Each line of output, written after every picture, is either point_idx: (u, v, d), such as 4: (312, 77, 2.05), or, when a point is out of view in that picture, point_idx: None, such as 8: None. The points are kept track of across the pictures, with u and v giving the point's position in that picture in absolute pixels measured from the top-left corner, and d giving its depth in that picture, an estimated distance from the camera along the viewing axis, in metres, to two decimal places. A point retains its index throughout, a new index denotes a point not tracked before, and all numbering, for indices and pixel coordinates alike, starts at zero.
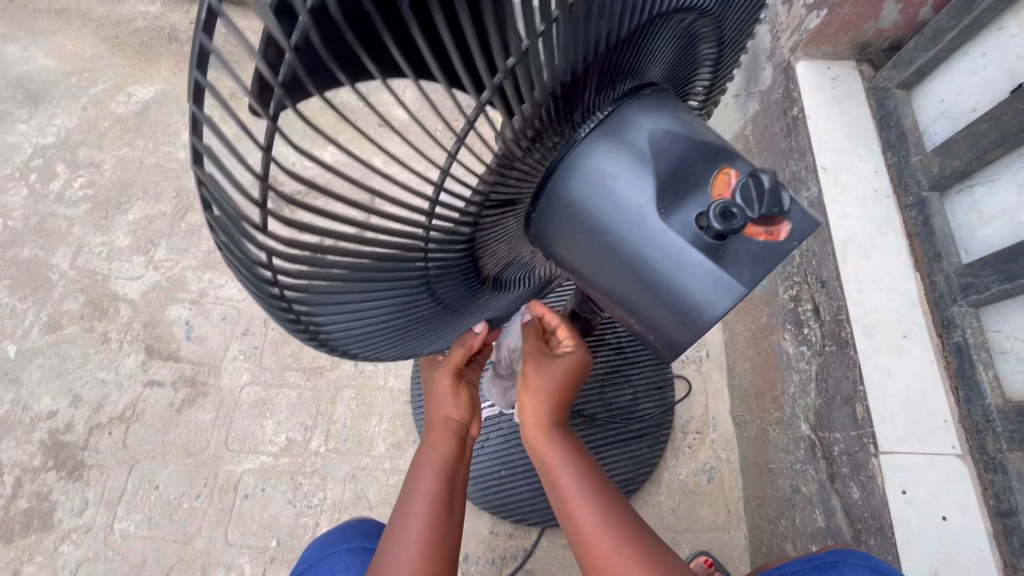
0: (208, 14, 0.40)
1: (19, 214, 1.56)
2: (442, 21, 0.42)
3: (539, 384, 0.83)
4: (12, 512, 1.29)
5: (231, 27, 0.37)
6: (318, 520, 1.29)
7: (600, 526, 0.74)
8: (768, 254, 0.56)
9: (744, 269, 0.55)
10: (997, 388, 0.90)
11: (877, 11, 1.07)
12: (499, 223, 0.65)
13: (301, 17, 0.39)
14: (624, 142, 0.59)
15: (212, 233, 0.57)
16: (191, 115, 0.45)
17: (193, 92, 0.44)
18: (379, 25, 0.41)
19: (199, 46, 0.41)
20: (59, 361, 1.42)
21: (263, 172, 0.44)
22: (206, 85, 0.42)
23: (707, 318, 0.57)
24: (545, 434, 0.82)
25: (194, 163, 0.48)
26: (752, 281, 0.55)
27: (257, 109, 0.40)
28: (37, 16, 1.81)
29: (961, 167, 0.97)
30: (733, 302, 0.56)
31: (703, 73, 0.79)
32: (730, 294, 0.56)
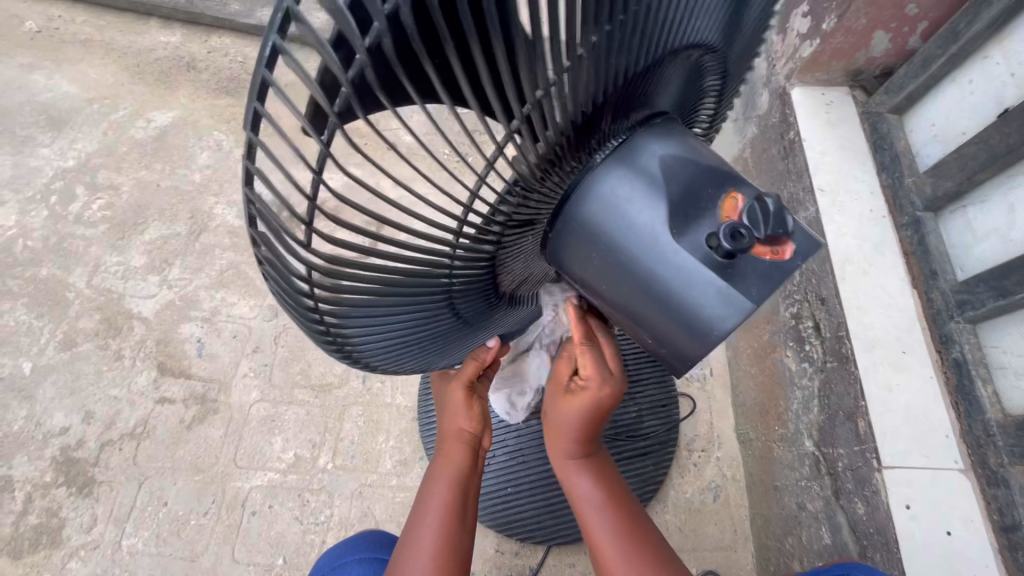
0: (271, 52, 0.45)
1: (39, 234, 1.61)
2: (480, 55, 0.44)
3: (555, 422, 0.83)
4: (22, 528, 1.30)
5: (296, 64, 0.42)
6: (324, 538, 1.30)
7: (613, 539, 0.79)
8: (774, 272, 0.58)
9: (752, 286, 0.57)
10: (996, 403, 0.92)
11: (867, 40, 1.12)
12: (518, 242, 0.68)
13: (358, 55, 0.42)
14: (637, 167, 0.62)
15: (253, 247, 0.62)
16: (247, 140, 0.50)
17: (251, 121, 0.49)
18: (420, 51, 0.43)
19: (261, 81, 0.46)
20: (73, 378, 1.44)
21: (312, 194, 0.48)
22: (265, 115, 0.47)
23: (717, 333, 0.59)
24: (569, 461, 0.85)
25: (244, 185, 0.54)
26: (760, 297, 0.57)
27: (309, 132, 0.44)
28: (62, 46, 1.89)
29: (953, 187, 1.01)
30: (741, 317, 0.58)
31: (708, 103, 0.83)
32: (738, 310, 0.57)
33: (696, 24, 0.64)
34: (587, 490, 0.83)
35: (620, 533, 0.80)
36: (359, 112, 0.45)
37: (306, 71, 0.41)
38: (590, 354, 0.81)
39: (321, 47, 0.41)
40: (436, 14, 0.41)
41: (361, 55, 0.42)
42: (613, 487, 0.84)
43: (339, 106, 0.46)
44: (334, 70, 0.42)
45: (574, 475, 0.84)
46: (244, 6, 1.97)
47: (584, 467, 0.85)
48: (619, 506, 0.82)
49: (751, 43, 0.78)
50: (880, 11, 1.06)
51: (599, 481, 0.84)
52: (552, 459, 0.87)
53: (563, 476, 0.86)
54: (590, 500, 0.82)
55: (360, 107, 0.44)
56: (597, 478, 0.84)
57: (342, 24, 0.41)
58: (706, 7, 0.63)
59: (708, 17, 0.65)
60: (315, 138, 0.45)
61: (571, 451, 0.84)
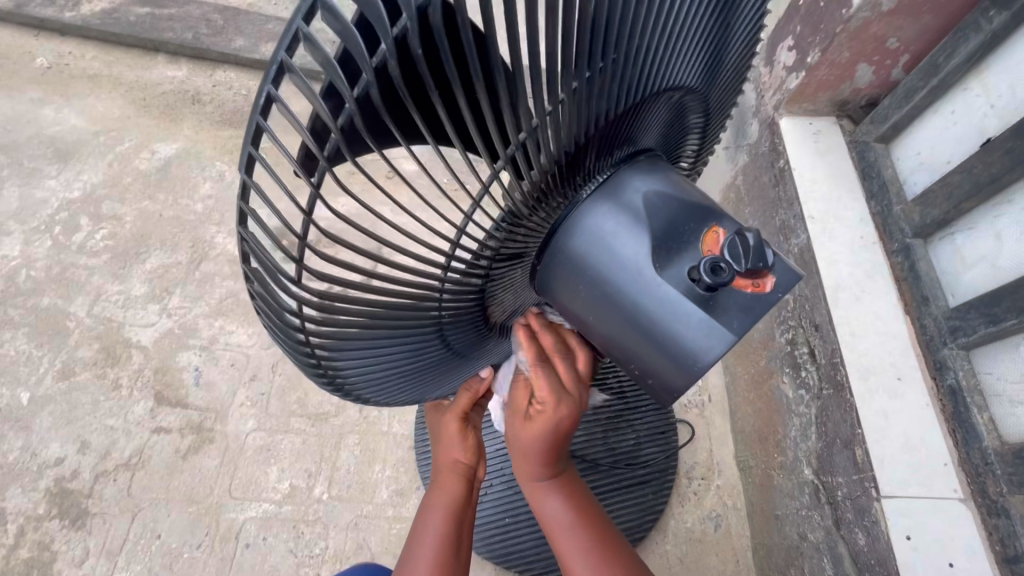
0: (265, 100, 0.49)
1: (42, 264, 1.63)
2: (463, 102, 0.45)
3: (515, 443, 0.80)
4: (12, 562, 1.28)
5: (288, 111, 0.45)
6: (318, 571, 1.28)
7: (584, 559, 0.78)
8: (756, 304, 0.60)
9: (734, 318, 0.60)
10: (993, 430, 0.91)
11: (851, 72, 1.15)
12: (506, 275, 0.69)
13: (347, 105, 0.44)
14: (621, 202, 0.64)
15: (247, 282, 0.64)
16: (242, 183, 0.53)
17: (246, 164, 0.53)
18: (407, 99, 0.44)
19: (256, 126, 0.49)
20: (70, 407, 1.44)
21: (302, 233, 0.49)
22: (258, 158, 0.51)
23: (700, 364, 0.60)
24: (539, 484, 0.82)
25: (239, 224, 0.57)
26: (742, 329, 0.60)
27: (298, 174, 0.45)
28: (72, 81, 1.94)
29: (940, 215, 1.02)
30: (725, 349, 0.60)
31: (692, 141, 0.86)
32: (722, 341, 0.59)
33: (677, 70, 0.68)
34: (558, 512, 0.81)
35: (592, 553, 0.78)
36: (347, 157, 0.46)
37: (292, 117, 0.43)
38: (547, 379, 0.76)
39: (313, 97, 0.44)
40: (421, 67, 0.42)
41: (349, 105, 0.43)
42: (585, 508, 0.82)
43: (329, 152, 0.47)
44: (324, 118, 0.44)
45: (544, 497, 0.82)
46: (249, 41, 2.03)
47: (553, 489, 0.83)
48: (588, 526, 0.80)
49: (730, 85, 0.82)
50: (863, 44, 1.10)
51: (569, 501, 0.82)
52: (521, 481, 0.84)
53: (533, 499, 0.83)
54: (562, 522, 0.81)
55: (349, 152, 0.46)
56: (568, 500, 0.82)
57: (333, 77, 0.43)
58: (685, 53, 0.67)
59: (687, 61, 0.68)
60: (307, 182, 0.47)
61: (539, 473, 0.82)
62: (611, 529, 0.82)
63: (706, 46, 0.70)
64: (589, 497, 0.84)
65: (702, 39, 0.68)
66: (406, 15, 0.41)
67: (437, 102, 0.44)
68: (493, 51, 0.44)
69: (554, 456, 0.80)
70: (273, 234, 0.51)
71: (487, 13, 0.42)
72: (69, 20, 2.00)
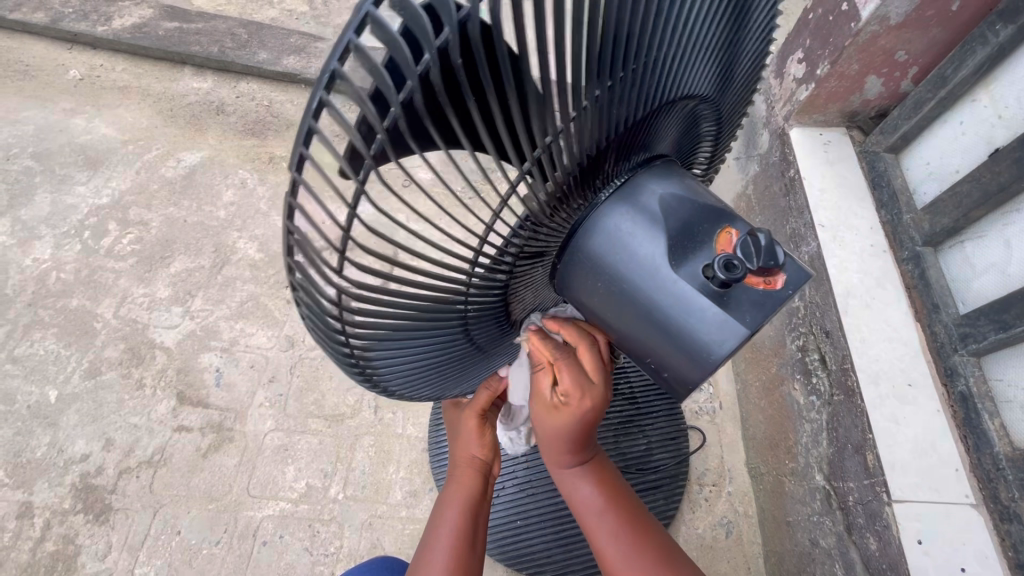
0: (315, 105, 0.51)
1: (71, 267, 1.68)
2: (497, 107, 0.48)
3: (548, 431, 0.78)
4: (38, 555, 1.32)
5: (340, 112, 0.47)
6: (333, 569, 1.30)
7: (614, 541, 0.80)
8: (768, 300, 0.63)
9: (746, 313, 0.63)
10: (1004, 435, 0.93)
11: (861, 84, 1.18)
12: (529, 272, 0.71)
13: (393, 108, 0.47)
14: (638, 205, 0.67)
15: (289, 275, 0.66)
16: (291, 180, 0.56)
17: (295, 164, 0.54)
18: (445, 104, 0.46)
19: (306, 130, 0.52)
20: (96, 406, 1.49)
21: (346, 226, 0.52)
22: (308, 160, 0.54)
23: (714, 357, 0.64)
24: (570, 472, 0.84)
25: (285, 218, 0.58)
26: (754, 324, 0.63)
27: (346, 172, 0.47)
28: (103, 92, 2.02)
29: (950, 224, 1.04)
30: (738, 342, 0.63)
31: (704, 147, 0.89)
32: (734, 335, 0.63)
33: (690, 79, 0.71)
34: (589, 497, 0.83)
35: (622, 536, 0.80)
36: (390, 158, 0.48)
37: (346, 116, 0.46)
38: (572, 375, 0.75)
39: (362, 101, 0.47)
40: (462, 77, 0.45)
41: (396, 109, 0.47)
42: (614, 491, 0.83)
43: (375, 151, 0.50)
44: (372, 121, 0.47)
45: (574, 484, 0.83)
46: (272, 54, 2.10)
47: (583, 476, 0.83)
48: (617, 511, 0.82)
49: (742, 95, 0.85)
50: (872, 57, 1.12)
51: (599, 486, 0.83)
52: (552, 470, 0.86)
53: (565, 487, 0.85)
54: (592, 510, 0.82)
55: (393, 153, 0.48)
56: (596, 485, 0.83)
57: (381, 83, 0.46)
58: (697, 64, 0.70)
59: (699, 70, 0.71)
60: (353, 179, 0.49)
61: (567, 462, 0.83)
62: (642, 511, 0.84)
63: (717, 57, 0.73)
64: (618, 481, 0.86)
65: (712, 50, 0.72)
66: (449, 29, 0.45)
67: (472, 111, 0.47)
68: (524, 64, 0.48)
69: (580, 445, 0.80)
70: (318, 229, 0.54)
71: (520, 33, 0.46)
72: (101, 34, 2.08)
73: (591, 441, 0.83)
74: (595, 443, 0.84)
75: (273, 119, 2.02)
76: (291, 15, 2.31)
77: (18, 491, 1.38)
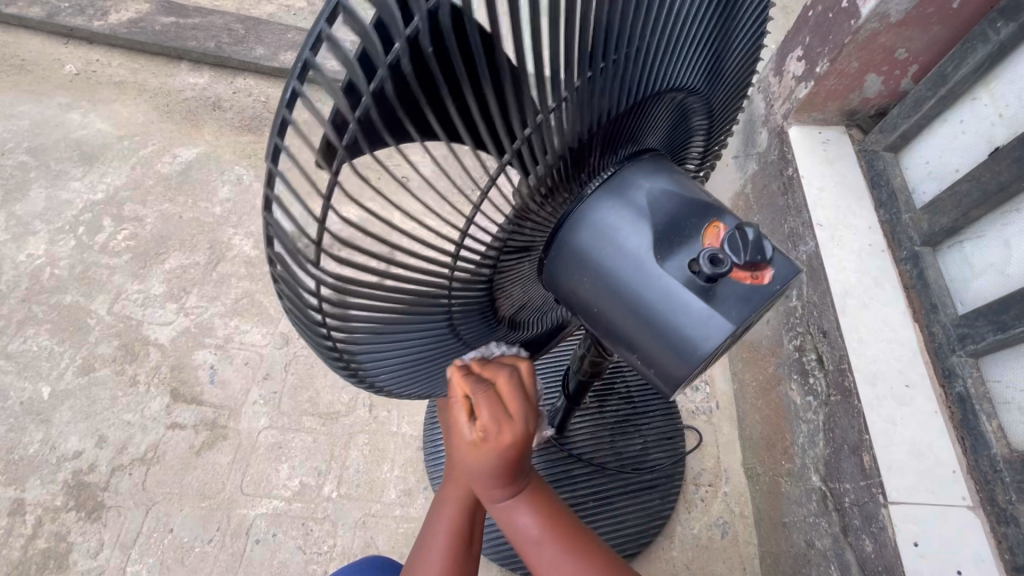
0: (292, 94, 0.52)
1: (66, 263, 1.67)
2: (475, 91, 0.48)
3: (476, 471, 0.72)
4: (30, 552, 1.31)
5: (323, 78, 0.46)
6: (326, 568, 1.30)
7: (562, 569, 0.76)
8: (754, 295, 0.63)
9: (733, 308, 0.62)
10: (1002, 437, 0.92)
11: (861, 82, 1.17)
12: (515, 267, 0.71)
13: (381, 70, 0.46)
14: (625, 198, 0.66)
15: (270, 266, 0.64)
16: (268, 171, 0.56)
17: (278, 130, 0.54)
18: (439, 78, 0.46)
19: (281, 119, 0.53)
20: (89, 403, 1.48)
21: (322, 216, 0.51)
22: (285, 148, 0.54)
23: (700, 353, 0.63)
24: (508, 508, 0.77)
25: (263, 210, 0.58)
26: (740, 319, 0.62)
27: (334, 141, 0.46)
28: (99, 87, 2.01)
29: (949, 223, 1.03)
30: (723, 338, 0.62)
31: (697, 142, 0.89)
32: (720, 331, 0.62)
33: (679, 72, 0.70)
34: (527, 528, 0.77)
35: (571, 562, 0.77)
36: (379, 133, 0.48)
37: (333, 80, 0.44)
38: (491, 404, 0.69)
39: (349, 65, 0.45)
40: (432, 65, 0.46)
41: (365, 98, 0.46)
42: (555, 518, 0.79)
43: (348, 145, 0.50)
44: (343, 110, 0.47)
45: (511, 515, 0.77)
46: (269, 50, 2.09)
47: (522, 508, 0.78)
48: (559, 537, 0.78)
49: (735, 90, 0.84)
50: (872, 55, 1.11)
51: (536, 514, 0.78)
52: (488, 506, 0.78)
53: (501, 518, 0.78)
54: (532, 540, 0.77)
55: (382, 122, 0.48)
56: (536, 515, 0.78)
57: (369, 44, 0.45)
58: (686, 56, 0.70)
59: (689, 63, 0.71)
60: (342, 148, 0.47)
61: (500, 495, 0.76)
62: (586, 531, 0.80)
63: (707, 49, 0.73)
64: (557, 502, 0.81)
65: (702, 42, 0.71)
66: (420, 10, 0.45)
67: (450, 102, 0.48)
68: (501, 53, 0.47)
69: (513, 479, 0.74)
70: (297, 219, 0.54)
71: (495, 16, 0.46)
72: (98, 29, 2.07)
73: (524, 471, 0.77)
74: (530, 471, 0.78)
75: (270, 115, 2.00)
76: (288, 11, 2.30)
77: (10, 487, 1.38)
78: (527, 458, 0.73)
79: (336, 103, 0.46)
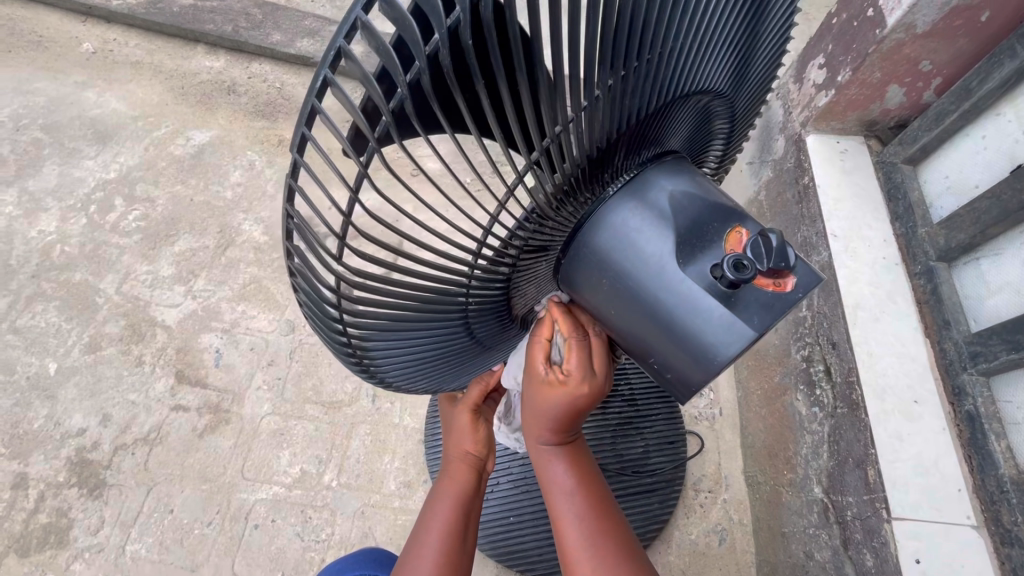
0: (322, 84, 0.52)
1: (76, 241, 1.68)
2: (505, 90, 0.47)
3: (536, 407, 0.76)
4: (31, 526, 1.32)
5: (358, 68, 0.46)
6: (323, 556, 1.30)
7: (580, 531, 0.78)
8: (777, 302, 0.63)
9: (755, 314, 0.62)
10: (1010, 458, 0.91)
11: (882, 93, 1.16)
12: (532, 267, 0.70)
13: (419, 62, 0.45)
14: (647, 200, 0.66)
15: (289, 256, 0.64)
16: (293, 161, 0.57)
17: (307, 117, 0.54)
18: (474, 72, 0.44)
19: (310, 108, 0.53)
20: (95, 381, 1.49)
21: (347, 211, 0.52)
22: (311, 137, 0.54)
23: (718, 359, 0.63)
24: (549, 452, 0.82)
25: (286, 200, 0.60)
26: (762, 325, 0.62)
27: (362, 132, 0.46)
28: (115, 66, 2.01)
29: (966, 240, 1.02)
30: (742, 345, 0.62)
31: (715, 147, 0.88)
32: (740, 337, 0.62)
33: (706, 74, 0.70)
34: (563, 479, 0.81)
35: (589, 524, 0.78)
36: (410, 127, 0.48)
37: (366, 68, 0.45)
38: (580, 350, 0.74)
39: (385, 55, 0.46)
40: (471, 59, 0.44)
41: (401, 90, 0.46)
42: (589, 481, 0.82)
43: (379, 134, 0.50)
44: (377, 101, 0.47)
45: (550, 464, 0.82)
46: (286, 36, 2.09)
47: (560, 458, 0.82)
48: (588, 498, 0.80)
49: (758, 95, 0.83)
50: (895, 65, 1.10)
51: (574, 473, 0.81)
52: (529, 445, 0.83)
53: (539, 464, 0.83)
54: (563, 492, 0.80)
55: (414, 116, 0.47)
56: (572, 469, 0.81)
57: (408, 36, 0.45)
58: (714, 58, 0.69)
59: (716, 65, 0.70)
60: (371, 140, 0.47)
61: (545, 440, 0.80)
62: (615, 508, 0.82)
63: (735, 52, 0.72)
64: (595, 472, 0.84)
65: (731, 45, 0.70)
66: (461, 7, 0.44)
67: (482, 92, 0.46)
68: (539, 54, 0.47)
69: (564, 428, 0.78)
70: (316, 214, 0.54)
71: (536, 19, 0.44)
72: (116, 8, 2.07)
73: (574, 426, 0.81)
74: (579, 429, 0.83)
75: (284, 101, 2.00)
76: None
77: (13, 461, 1.39)
78: (585, 414, 0.76)
79: (370, 92, 0.46)
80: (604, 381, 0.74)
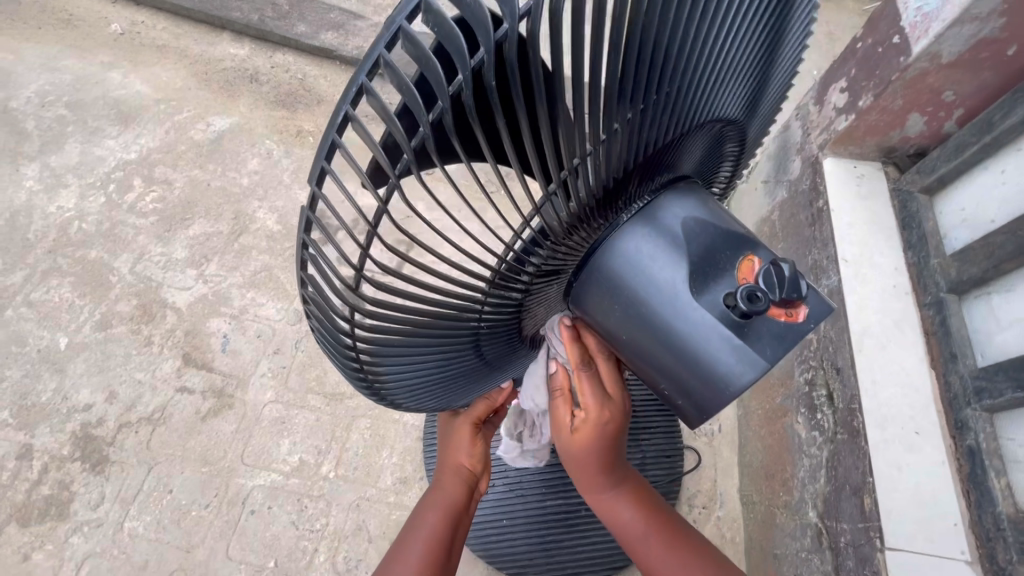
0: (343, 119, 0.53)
1: (94, 219, 1.71)
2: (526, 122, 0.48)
3: (579, 457, 0.81)
4: (33, 497, 1.34)
5: (381, 104, 0.47)
6: (316, 546, 1.32)
7: (664, 557, 0.84)
8: (789, 333, 0.63)
9: (767, 346, 0.63)
10: (1009, 497, 0.90)
11: (903, 120, 1.15)
12: (543, 290, 0.71)
13: (443, 102, 0.46)
14: (660, 227, 0.66)
15: (300, 285, 0.65)
16: (312, 193, 0.57)
17: (327, 151, 0.55)
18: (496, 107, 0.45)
19: (331, 142, 0.54)
20: (104, 358, 1.51)
21: (366, 243, 0.53)
22: (331, 170, 0.55)
23: (733, 387, 0.63)
24: (606, 496, 0.86)
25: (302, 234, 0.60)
26: (773, 357, 0.63)
27: (385, 169, 0.47)
28: (142, 49, 2.04)
29: (978, 274, 1.01)
30: (757, 373, 0.63)
31: (725, 169, 0.89)
32: (753, 366, 0.62)
33: (722, 102, 0.70)
34: (629, 519, 0.86)
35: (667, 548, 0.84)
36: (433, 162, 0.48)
37: (390, 109, 0.46)
38: (591, 384, 0.78)
39: (408, 93, 0.46)
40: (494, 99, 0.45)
41: (425, 129, 0.47)
42: (651, 509, 0.87)
43: (400, 169, 0.51)
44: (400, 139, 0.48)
45: (612, 508, 0.86)
46: (310, 28, 2.11)
47: (620, 498, 0.86)
48: (656, 524, 0.86)
49: (767, 117, 0.84)
50: (917, 94, 1.09)
51: (636, 506, 0.86)
52: (590, 498, 0.88)
53: (604, 511, 0.87)
54: (636, 530, 0.85)
55: (436, 153, 0.48)
56: (634, 504, 0.86)
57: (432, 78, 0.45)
58: (731, 87, 0.70)
59: (731, 92, 0.70)
60: (392, 176, 0.47)
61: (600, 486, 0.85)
62: (680, 521, 0.88)
63: (751, 79, 0.72)
64: (651, 495, 0.89)
65: (747, 72, 0.71)
66: (485, 49, 0.44)
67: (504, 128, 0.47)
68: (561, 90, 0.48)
69: (610, 466, 0.83)
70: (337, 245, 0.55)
71: (558, 56, 0.45)
72: None
73: (620, 462, 0.85)
74: (626, 463, 0.87)
75: (304, 92, 2.02)
76: None
77: (19, 432, 1.41)
78: (622, 441, 0.81)
79: (393, 131, 0.47)
80: (620, 401, 0.78)
